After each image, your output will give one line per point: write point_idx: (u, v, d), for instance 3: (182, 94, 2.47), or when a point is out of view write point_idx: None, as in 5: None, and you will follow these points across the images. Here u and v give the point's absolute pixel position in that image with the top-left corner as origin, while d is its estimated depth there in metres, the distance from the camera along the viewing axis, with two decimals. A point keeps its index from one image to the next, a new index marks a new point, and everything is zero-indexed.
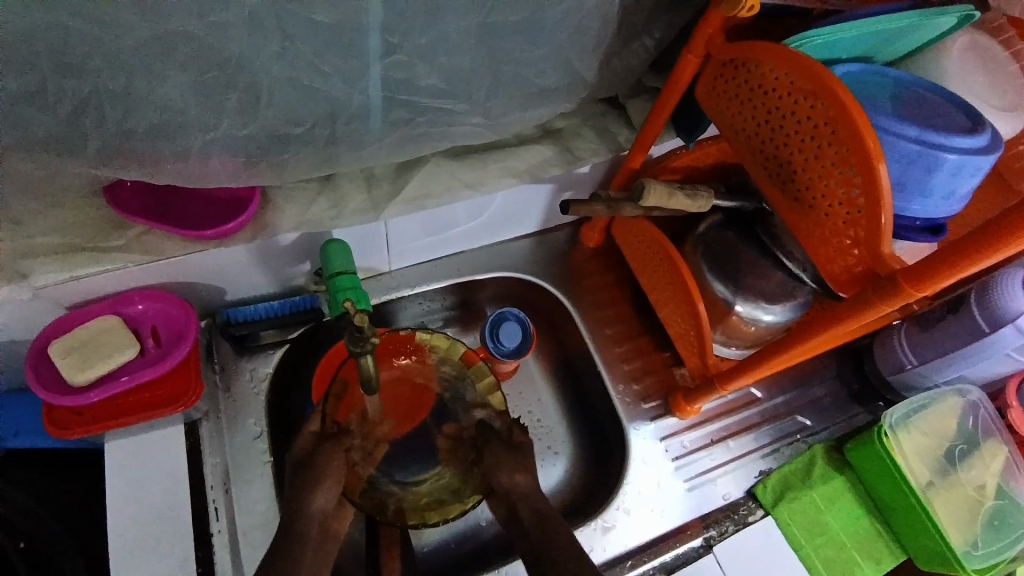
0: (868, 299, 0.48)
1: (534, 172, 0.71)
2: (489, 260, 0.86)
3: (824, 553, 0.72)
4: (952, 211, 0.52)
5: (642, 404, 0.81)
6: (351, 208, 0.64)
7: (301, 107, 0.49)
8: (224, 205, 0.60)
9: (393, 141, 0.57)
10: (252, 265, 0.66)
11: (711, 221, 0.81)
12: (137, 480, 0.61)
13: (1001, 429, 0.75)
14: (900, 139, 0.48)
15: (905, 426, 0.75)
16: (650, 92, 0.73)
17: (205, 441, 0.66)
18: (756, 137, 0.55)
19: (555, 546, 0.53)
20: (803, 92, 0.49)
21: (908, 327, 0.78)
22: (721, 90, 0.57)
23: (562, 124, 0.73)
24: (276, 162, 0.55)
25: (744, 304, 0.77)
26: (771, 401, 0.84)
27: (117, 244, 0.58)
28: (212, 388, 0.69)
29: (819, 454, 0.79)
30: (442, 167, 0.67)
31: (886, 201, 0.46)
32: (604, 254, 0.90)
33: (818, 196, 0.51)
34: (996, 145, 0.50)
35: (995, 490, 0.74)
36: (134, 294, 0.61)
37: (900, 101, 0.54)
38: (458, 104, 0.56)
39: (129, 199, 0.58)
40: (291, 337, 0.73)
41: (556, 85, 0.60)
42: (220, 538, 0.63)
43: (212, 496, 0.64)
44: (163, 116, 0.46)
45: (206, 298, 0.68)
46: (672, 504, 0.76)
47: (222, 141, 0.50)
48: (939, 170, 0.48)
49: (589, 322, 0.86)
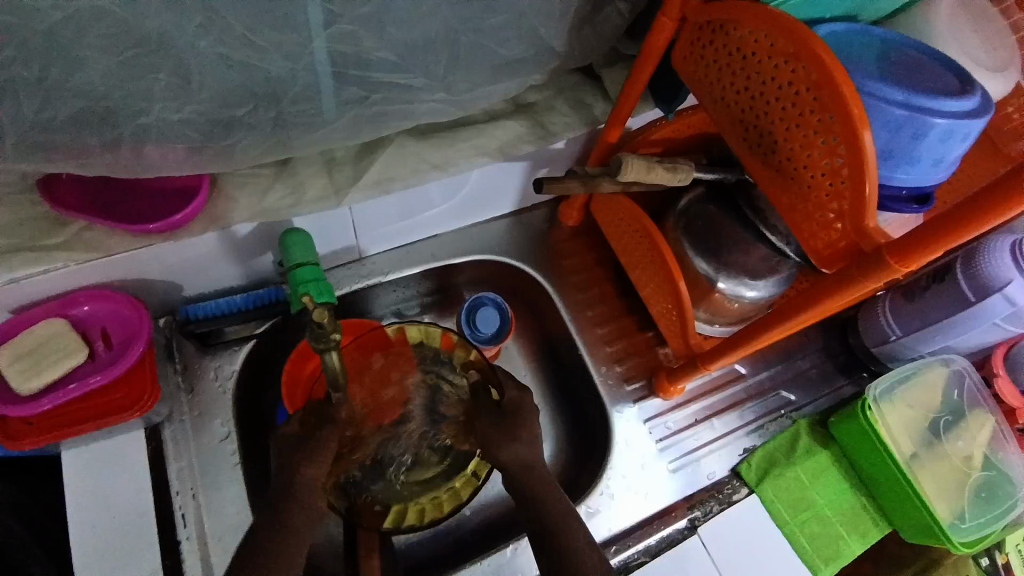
0: (852, 275, 0.45)
1: (507, 150, 0.67)
2: (466, 243, 0.83)
3: (809, 529, 0.72)
4: (940, 179, 0.49)
5: (625, 385, 0.80)
6: (310, 195, 0.60)
7: (240, 86, 0.45)
8: (172, 195, 0.55)
9: (349, 123, 0.53)
10: (212, 257, 0.62)
11: (693, 195, 0.78)
12: (100, 489, 0.59)
13: (987, 398, 0.75)
14: (886, 103, 0.45)
15: (890, 398, 0.74)
16: (626, 61, 0.69)
17: (168, 444, 0.63)
18: (736, 105, 0.52)
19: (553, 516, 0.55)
20: (784, 55, 0.46)
21: (894, 296, 0.77)
22: (698, 55, 0.53)
23: (535, 98, 0.69)
24: (222, 149, 0.50)
25: (727, 280, 0.74)
26: (755, 377, 0.82)
27: (58, 242, 0.53)
28: (174, 390, 0.66)
29: (804, 429, 0.78)
30: (408, 148, 0.63)
31: (871, 171, 0.43)
32: (584, 233, 0.87)
33: (800, 167, 0.48)
34: (987, 108, 0.47)
35: (979, 459, 0.73)
36: (79, 294, 0.57)
37: (887, 63, 0.51)
38: (416, 80, 0.51)
39: (69, 192, 0.54)
40: (258, 332, 0.70)
41: (524, 56, 0.56)
42: (188, 545, 0.60)
43: (179, 503, 0.62)
44: (85, 103, 0.42)
45: (163, 294, 0.64)
46: (656, 486, 0.75)
47: (157, 128, 0.46)
48: (926, 136, 0.46)
49: (570, 304, 0.83)
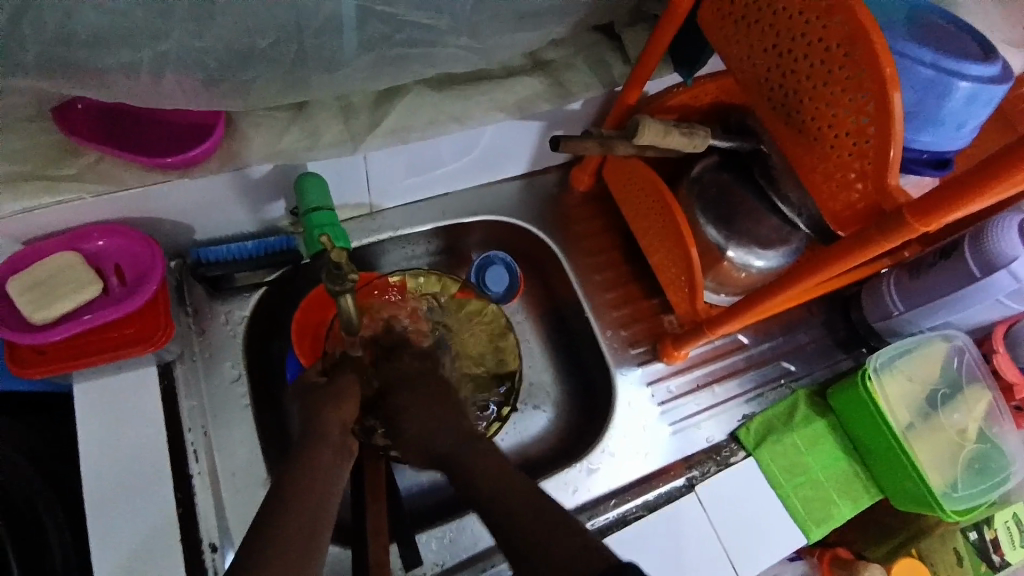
0: (869, 236, 0.46)
1: (524, 106, 0.66)
2: (476, 203, 0.83)
3: (803, 492, 0.74)
4: (961, 144, 0.49)
5: (629, 349, 0.81)
6: (325, 140, 0.60)
7: (262, 15, 0.45)
8: (188, 131, 0.55)
9: (370, 63, 0.52)
10: (224, 200, 0.62)
11: (706, 163, 0.78)
12: (113, 423, 0.59)
13: (985, 373, 0.76)
14: (913, 64, 0.45)
15: (890, 370, 0.75)
16: (648, 21, 0.68)
17: (181, 384, 0.64)
18: (762, 64, 0.52)
19: None
20: (816, 10, 0.45)
21: (898, 273, 0.78)
22: (726, 11, 0.53)
23: (554, 56, 0.68)
24: (240, 84, 0.50)
25: (736, 249, 0.75)
26: (757, 348, 0.83)
27: (72, 173, 0.53)
28: (186, 331, 0.66)
29: (802, 398, 0.79)
30: (425, 98, 0.63)
31: (898, 130, 0.43)
32: (595, 199, 0.87)
33: (824, 127, 0.48)
34: (1009, 75, 0.47)
35: (973, 432, 0.75)
36: (92, 229, 0.57)
37: (916, 25, 0.51)
38: (441, 20, 0.51)
39: (82, 122, 0.53)
40: (269, 281, 0.70)
41: (550, 5, 0.55)
42: (199, 479, 0.61)
43: (190, 438, 0.63)
44: (107, 20, 0.42)
45: (175, 236, 0.64)
46: (656, 447, 0.76)
47: (177, 54, 0.45)
48: (952, 98, 0.46)
49: (578, 269, 0.83)
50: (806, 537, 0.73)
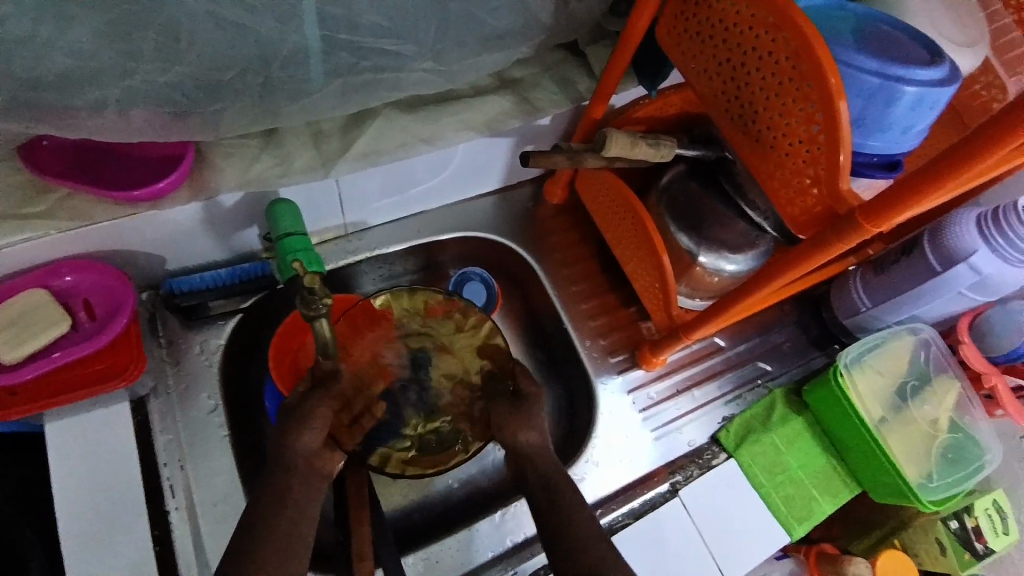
0: (826, 238, 0.48)
1: (494, 124, 0.68)
2: (452, 220, 0.83)
3: (784, 491, 0.75)
4: (909, 146, 0.52)
5: (609, 358, 0.82)
6: (297, 166, 0.60)
7: (229, 50, 0.45)
8: (156, 164, 0.55)
9: (339, 90, 0.53)
10: (194, 230, 0.62)
11: (674, 172, 0.80)
12: (88, 462, 0.58)
13: (952, 364, 0.79)
14: (858, 72, 0.47)
15: (860, 366, 0.77)
16: (610, 37, 0.70)
17: (154, 419, 0.64)
18: (718, 77, 0.54)
19: (561, 479, 0.53)
20: (765, 25, 0.47)
21: (864, 271, 0.80)
22: (683, 27, 0.55)
23: (521, 74, 0.70)
24: (207, 115, 0.50)
25: (707, 255, 0.77)
26: (734, 350, 0.85)
27: (38, 211, 0.53)
28: (160, 364, 0.66)
29: (779, 398, 0.81)
30: (396, 121, 0.63)
31: (845, 137, 0.45)
32: (569, 212, 0.88)
33: (778, 136, 0.50)
34: (953, 78, 0.49)
35: (945, 422, 0.78)
36: (62, 264, 0.56)
37: (864, 35, 0.53)
38: (406, 47, 0.52)
39: (47, 159, 0.53)
40: (244, 307, 0.70)
41: (513, 27, 0.57)
42: (177, 514, 0.61)
43: (167, 473, 0.62)
44: (73, 62, 0.42)
45: (146, 268, 0.64)
46: (640, 453, 0.77)
47: (143, 91, 0.45)
48: (897, 104, 0.48)
49: (555, 281, 0.84)
50: (789, 535, 0.74)
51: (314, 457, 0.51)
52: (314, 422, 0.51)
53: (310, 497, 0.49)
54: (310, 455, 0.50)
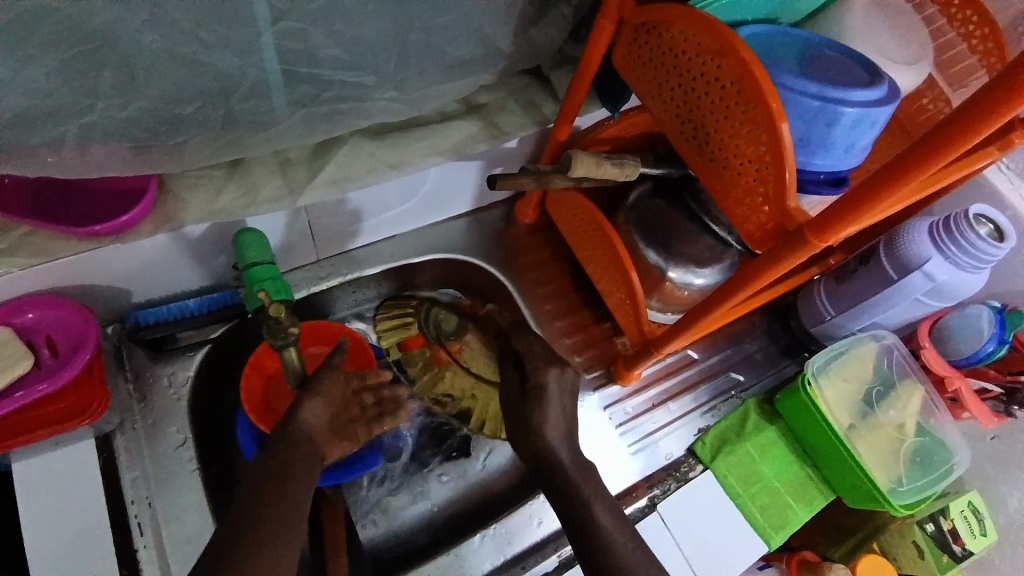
0: (779, 253, 0.50)
1: (461, 148, 0.69)
2: (425, 242, 0.84)
3: (760, 500, 0.76)
4: (853, 163, 0.54)
5: (585, 374, 0.82)
6: (264, 195, 0.60)
7: (188, 85, 0.46)
8: (120, 197, 0.55)
9: (302, 120, 0.54)
10: (159, 263, 0.62)
11: (641, 190, 0.82)
12: (49, 504, 0.57)
13: (915, 368, 0.81)
14: (799, 95, 0.50)
15: (827, 374, 0.79)
16: (571, 62, 0.72)
17: (121, 455, 0.62)
18: (672, 101, 0.56)
19: None
20: (710, 52, 0.50)
21: (828, 280, 0.82)
22: (636, 54, 0.57)
23: (486, 99, 0.71)
24: (169, 148, 0.51)
25: (676, 269, 0.78)
26: (707, 362, 0.86)
27: (2, 247, 0.53)
28: (126, 399, 0.65)
29: (752, 407, 0.82)
30: (363, 147, 0.64)
31: (789, 156, 0.47)
32: (542, 230, 0.89)
33: (729, 155, 0.52)
34: (891, 99, 0.52)
35: (912, 426, 0.79)
36: (23, 301, 0.56)
37: (806, 60, 0.56)
38: (368, 77, 0.53)
39: (6, 196, 0.52)
40: (213, 337, 0.69)
41: (472, 56, 0.58)
42: (145, 553, 0.59)
43: (134, 511, 0.61)
44: (25, 100, 0.42)
45: (113, 301, 0.63)
46: (617, 469, 0.78)
47: (101, 126, 0.46)
48: (838, 124, 0.50)
49: (530, 300, 0.85)
50: (766, 545, 0.74)
51: (317, 431, 0.58)
52: (319, 398, 0.59)
53: (303, 477, 0.56)
54: (314, 436, 0.58)
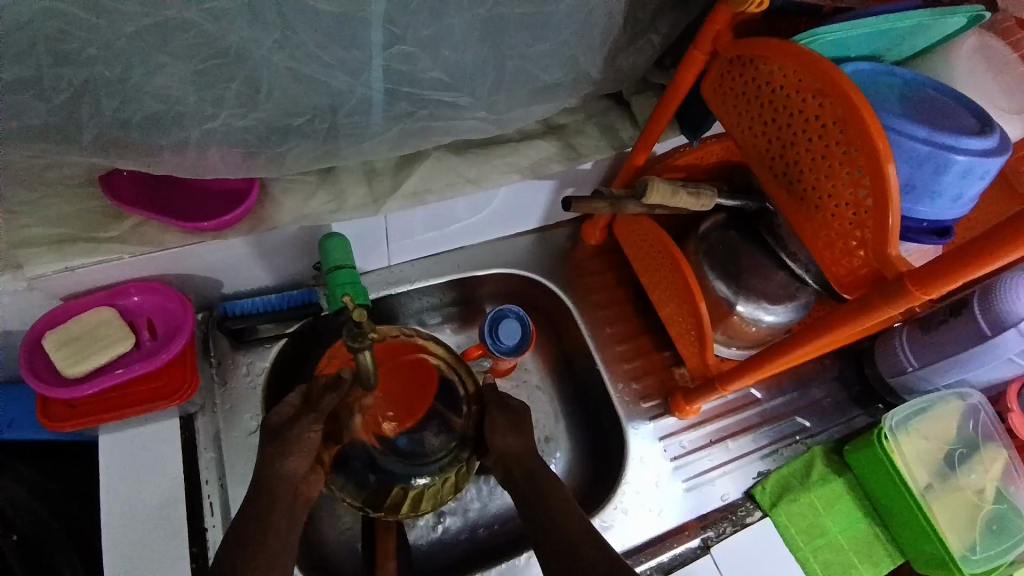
0: (873, 301, 0.48)
1: (537, 168, 0.70)
2: (490, 256, 0.85)
3: (821, 556, 0.73)
4: (959, 213, 0.51)
5: (641, 403, 0.81)
6: (350, 203, 0.63)
7: (300, 98, 0.49)
8: (222, 197, 0.59)
9: (394, 135, 0.57)
10: (248, 259, 0.66)
11: (714, 221, 0.80)
12: (134, 471, 0.62)
13: (1003, 433, 0.75)
14: (908, 140, 0.48)
15: (904, 429, 0.74)
16: (655, 89, 0.71)
17: (200, 435, 0.66)
18: (763, 135, 0.54)
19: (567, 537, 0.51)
20: (812, 91, 0.48)
21: (910, 329, 0.78)
22: (727, 86, 0.56)
23: (566, 120, 0.72)
24: (275, 154, 0.54)
25: (745, 304, 0.76)
26: (770, 403, 0.83)
27: (114, 235, 0.57)
28: (209, 382, 0.69)
29: (818, 456, 0.78)
30: (444, 162, 0.66)
31: (894, 201, 0.45)
32: (606, 252, 0.89)
33: (823, 196, 0.50)
34: (1007, 147, 0.49)
35: (994, 494, 0.74)
36: (130, 285, 0.61)
37: (912, 102, 0.53)
38: (461, 98, 0.55)
39: (126, 189, 0.57)
40: (290, 332, 0.72)
41: (563, 80, 0.59)
42: (214, 532, 0.62)
43: (207, 490, 0.64)
44: (160, 105, 0.46)
45: (204, 291, 0.68)
46: (669, 505, 0.75)
47: (220, 132, 0.50)
48: (947, 172, 0.48)
49: (590, 322, 0.85)
50: None
51: (299, 481, 0.54)
52: (303, 446, 0.54)
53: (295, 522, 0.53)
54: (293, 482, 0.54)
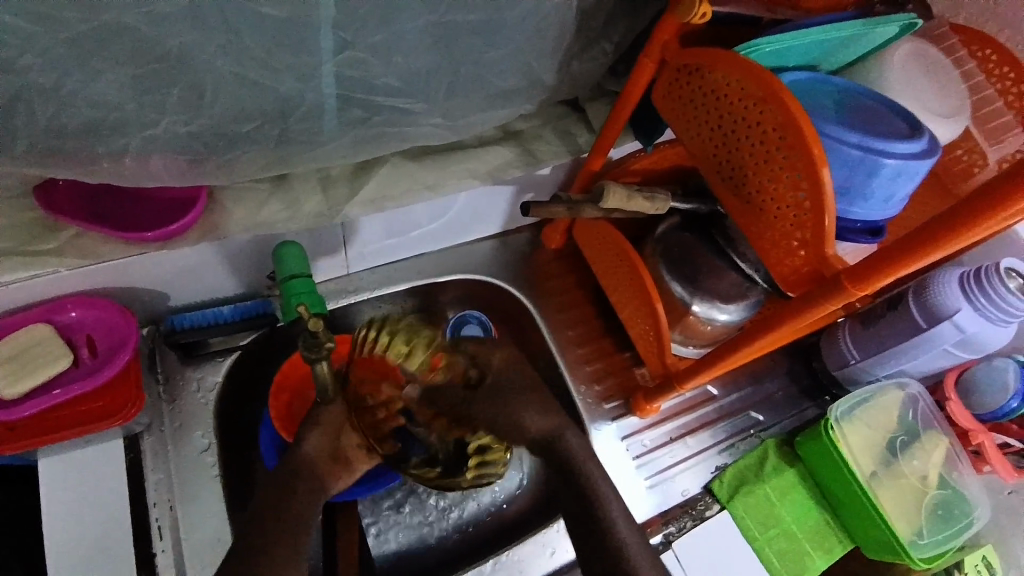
0: (815, 298, 0.50)
1: (496, 173, 0.70)
2: (452, 261, 0.85)
3: (777, 544, 0.76)
4: (891, 214, 0.55)
5: (604, 404, 0.82)
6: (305, 210, 0.62)
7: (249, 104, 0.48)
8: (169, 206, 0.57)
9: (350, 141, 0.56)
10: (196, 271, 0.63)
11: (669, 224, 0.82)
12: (76, 495, 0.59)
13: (939, 419, 0.80)
14: (841, 145, 0.50)
15: (850, 419, 0.78)
16: (609, 96, 0.72)
17: (147, 456, 0.63)
18: (710, 141, 0.56)
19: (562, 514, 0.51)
20: (753, 99, 0.51)
21: (852, 323, 0.82)
22: (676, 93, 0.58)
23: (523, 126, 0.72)
24: (224, 161, 0.53)
25: (700, 304, 0.79)
26: (726, 399, 0.86)
27: (49, 248, 0.54)
28: (156, 400, 0.66)
29: (772, 448, 0.81)
30: (402, 168, 0.66)
31: (830, 203, 0.48)
32: (567, 256, 0.90)
33: (767, 199, 0.53)
34: (932, 151, 0.53)
35: (934, 478, 0.78)
36: (67, 300, 0.58)
37: (846, 109, 0.56)
38: (417, 104, 0.55)
39: (62, 199, 0.54)
40: (244, 345, 0.70)
41: (519, 87, 0.60)
42: (163, 557, 0.60)
43: (156, 513, 0.62)
44: (96, 112, 0.44)
45: (149, 304, 0.65)
46: (631, 504, 0.77)
47: (163, 139, 0.48)
48: (878, 175, 0.51)
49: (552, 326, 0.86)
50: None
51: (319, 460, 0.56)
52: (322, 426, 0.56)
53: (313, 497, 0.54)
54: (318, 461, 0.55)
